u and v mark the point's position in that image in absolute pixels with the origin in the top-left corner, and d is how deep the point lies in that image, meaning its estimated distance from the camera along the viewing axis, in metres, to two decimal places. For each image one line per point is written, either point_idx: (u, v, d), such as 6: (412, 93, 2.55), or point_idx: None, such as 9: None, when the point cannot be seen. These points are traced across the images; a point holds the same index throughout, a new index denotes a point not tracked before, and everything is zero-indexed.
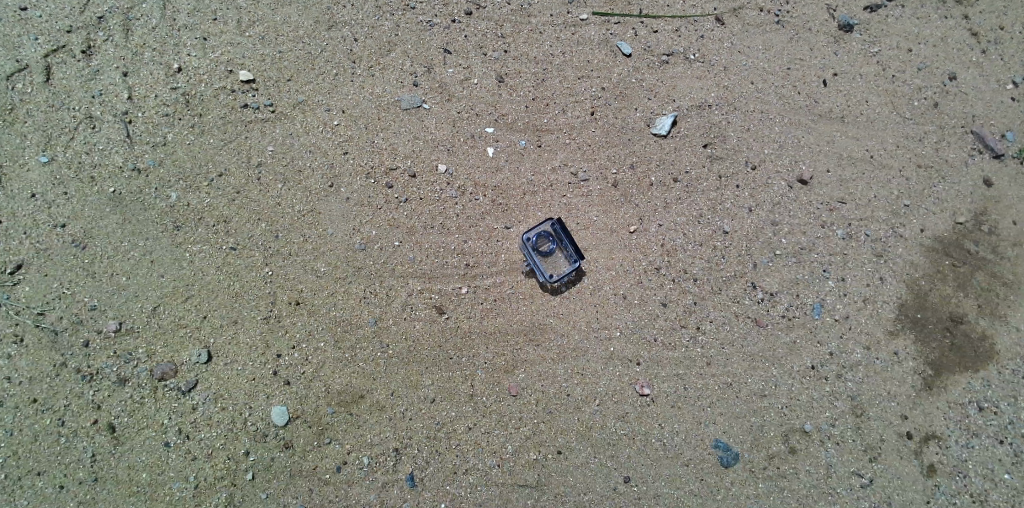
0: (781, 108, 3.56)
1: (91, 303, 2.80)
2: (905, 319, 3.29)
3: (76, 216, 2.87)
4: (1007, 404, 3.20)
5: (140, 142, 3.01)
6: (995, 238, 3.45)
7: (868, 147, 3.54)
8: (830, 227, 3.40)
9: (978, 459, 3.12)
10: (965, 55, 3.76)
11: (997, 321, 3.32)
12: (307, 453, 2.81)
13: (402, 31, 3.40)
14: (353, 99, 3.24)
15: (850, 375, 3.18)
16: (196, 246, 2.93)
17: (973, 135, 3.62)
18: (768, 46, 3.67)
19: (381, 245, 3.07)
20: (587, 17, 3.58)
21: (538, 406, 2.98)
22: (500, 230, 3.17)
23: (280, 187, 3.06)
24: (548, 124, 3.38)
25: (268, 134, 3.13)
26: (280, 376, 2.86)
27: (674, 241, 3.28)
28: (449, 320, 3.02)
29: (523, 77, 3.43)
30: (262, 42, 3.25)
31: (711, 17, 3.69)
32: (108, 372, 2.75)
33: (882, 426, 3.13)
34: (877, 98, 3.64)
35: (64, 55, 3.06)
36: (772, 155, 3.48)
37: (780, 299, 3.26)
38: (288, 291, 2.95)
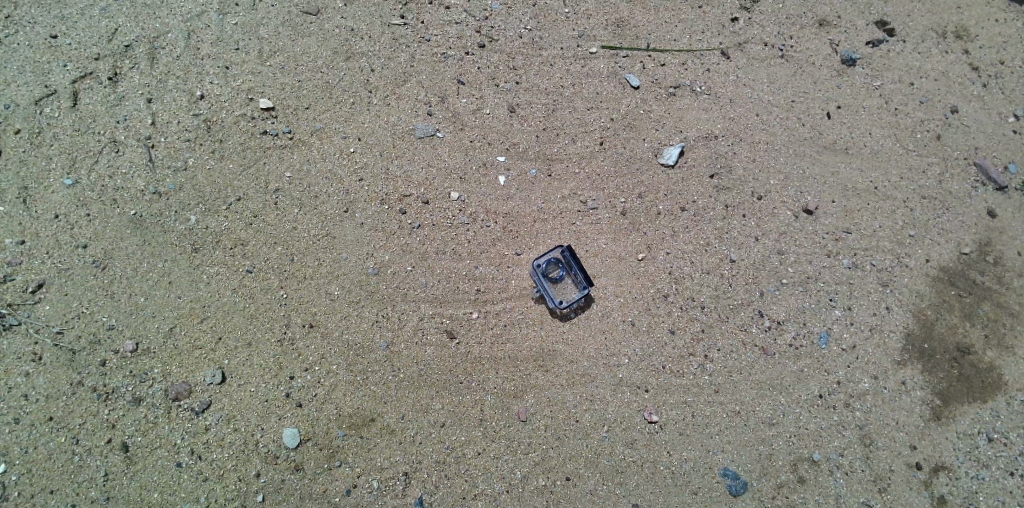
0: (786, 140, 3.64)
1: (109, 323, 2.83)
2: (912, 349, 3.31)
3: (98, 237, 2.93)
4: (1016, 436, 3.20)
5: (162, 167, 3.09)
6: (1000, 268, 3.51)
7: (872, 179, 3.61)
8: (836, 257, 3.44)
9: (988, 491, 3.11)
10: (966, 89, 3.89)
11: (1004, 351, 3.34)
12: (317, 475, 2.80)
13: (417, 62, 3.50)
14: (368, 127, 3.33)
15: (858, 404, 3.20)
16: (214, 268, 2.99)
17: (976, 167, 3.71)
18: (773, 79, 3.77)
19: (394, 270, 3.12)
20: (596, 50, 3.70)
21: (547, 431, 2.98)
22: (511, 256, 3.22)
23: (296, 212, 3.13)
24: (559, 153, 3.45)
25: (285, 160, 3.21)
26: (293, 398, 2.88)
27: (682, 269, 3.33)
28: (460, 345, 3.05)
29: (534, 107, 3.52)
30: (282, 71, 3.35)
31: (717, 51, 3.80)
32: (124, 391, 2.77)
33: (891, 456, 3.13)
34: (881, 131, 3.73)
35: (91, 81, 3.15)
36: (778, 185, 3.54)
37: (788, 328, 3.29)
38: (302, 313, 2.99)
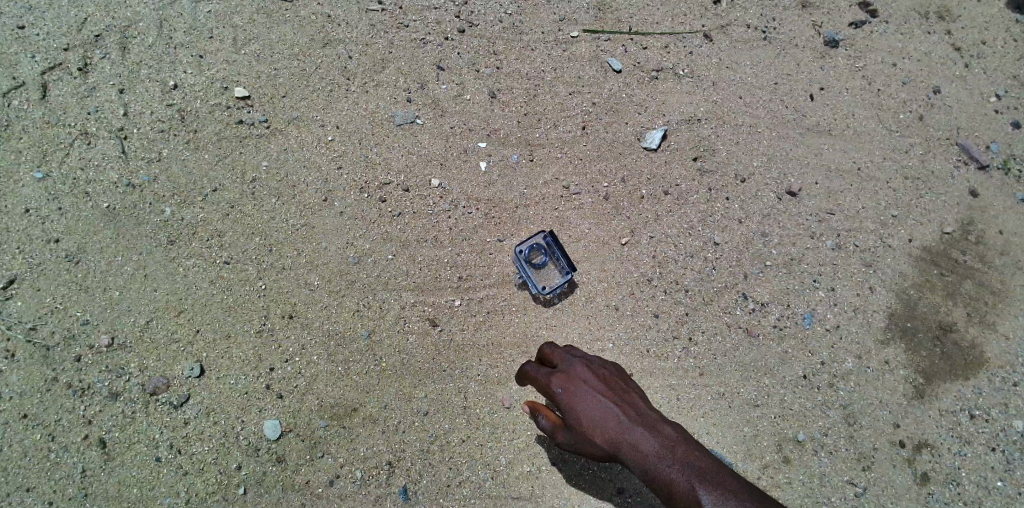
0: (769, 122, 3.64)
1: (84, 318, 2.76)
2: (895, 328, 3.33)
3: (70, 231, 2.86)
4: (998, 412, 3.24)
5: (136, 158, 3.02)
6: (982, 247, 3.54)
7: (854, 160, 3.62)
8: (819, 238, 3.45)
9: (971, 467, 3.14)
10: (948, 69, 3.90)
11: (986, 329, 3.37)
12: (300, 466, 2.76)
13: (396, 48, 3.45)
14: (347, 115, 3.28)
15: (842, 384, 3.21)
16: (191, 260, 2.92)
17: (959, 147, 3.73)
18: (756, 61, 3.76)
19: (374, 259, 3.07)
20: (577, 34, 3.66)
21: (531, 418, 2.96)
22: (493, 243, 3.20)
23: (274, 202, 3.07)
24: (540, 138, 3.43)
25: (263, 149, 3.15)
26: (273, 390, 2.82)
27: (665, 253, 3.32)
28: (443, 333, 3.02)
29: (515, 92, 3.48)
30: (258, 59, 3.29)
31: (700, 33, 3.78)
32: (100, 387, 2.70)
33: (874, 435, 3.15)
34: (863, 112, 3.74)
35: (61, 72, 3.08)
36: (760, 168, 3.54)
37: (771, 309, 3.29)
38: (281, 304, 2.93)
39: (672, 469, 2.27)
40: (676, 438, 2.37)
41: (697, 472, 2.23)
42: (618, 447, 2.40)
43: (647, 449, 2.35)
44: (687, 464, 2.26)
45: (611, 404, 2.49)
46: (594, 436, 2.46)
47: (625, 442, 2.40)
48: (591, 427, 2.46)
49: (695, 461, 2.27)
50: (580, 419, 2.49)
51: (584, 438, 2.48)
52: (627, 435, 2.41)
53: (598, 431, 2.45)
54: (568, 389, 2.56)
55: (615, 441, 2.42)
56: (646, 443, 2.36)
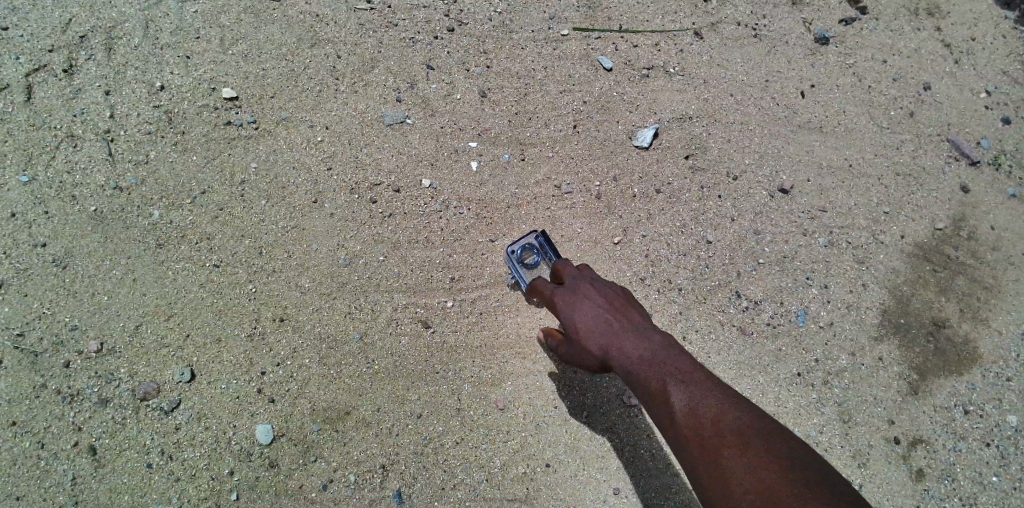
0: (761, 120, 3.64)
1: (72, 323, 2.71)
2: (889, 324, 3.33)
3: (57, 235, 2.81)
4: (991, 407, 3.25)
5: (123, 161, 2.98)
6: (973, 243, 3.55)
7: (846, 157, 3.63)
8: (812, 235, 3.46)
9: (965, 462, 3.14)
10: (938, 65, 3.91)
11: (979, 324, 3.39)
12: (293, 472, 2.72)
13: (385, 48, 3.42)
14: (336, 116, 3.26)
15: (836, 381, 3.21)
16: (180, 264, 2.89)
17: (950, 143, 3.74)
18: (746, 59, 3.76)
19: (366, 261, 3.05)
20: (568, 32, 3.64)
21: (526, 419, 2.94)
22: (485, 243, 3.18)
23: (264, 204, 3.04)
24: (531, 138, 3.41)
25: (251, 151, 3.12)
26: (264, 395, 2.79)
27: (658, 251, 3.32)
28: (435, 335, 2.99)
29: (506, 91, 3.46)
30: (246, 60, 3.26)
31: (690, 31, 3.77)
32: (89, 393, 2.66)
33: (869, 431, 3.15)
34: (854, 109, 3.75)
35: (45, 74, 3.03)
36: (752, 166, 3.54)
37: (765, 307, 3.29)
38: (272, 307, 2.90)
39: (650, 371, 2.22)
40: (663, 342, 2.30)
41: (676, 377, 2.17)
42: (605, 351, 2.37)
43: (631, 353, 2.30)
44: (669, 369, 2.20)
45: (605, 311, 2.45)
46: (585, 340, 2.43)
47: (611, 347, 2.36)
48: (583, 332, 2.44)
49: (676, 366, 2.20)
50: (574, 324, 2.47)
51: (576, 343, 2.46)
52: (614, 340, 2.36)
53: (589, 336, 2.42)
54: (568, 298, 2.54)
55: (602, 346, 2.38)
56: (631, 347, 2.31)
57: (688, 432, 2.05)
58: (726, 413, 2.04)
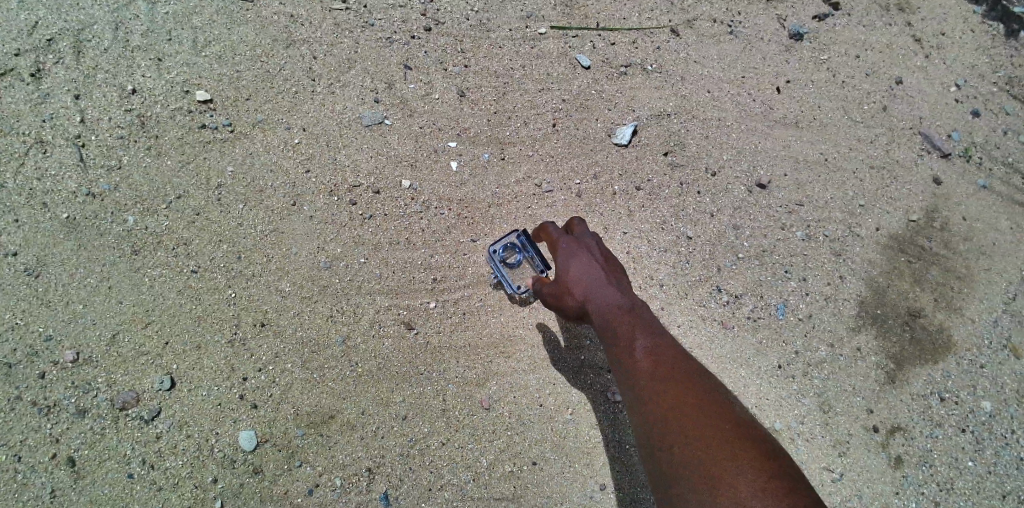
0: (737, 115, 3.68)
1: (46, 333, 2.66)
2: (866, 316, 3.39)
3: (28, 244, 2.76)
4: (967, 394, 3.32)
5: (95, 166, 2.93)
6: (946, 233, 3.62)
7: (821, 151, 3.69)
8: (790, 229, 3.50)
9: (943, 449, 3.21)
10: (909, 60, 3.98)
11: (953, 313, 3.45)
12: (277, 477, 2.69)
13: (362, 48, 3.40)
14: (314, 118, 3.23)
15: (816, 372, 3.26)
16: (157, 270, 2.84)
17: (922, 136, 3.81)
18: (722, 55, 3.80)
19: (347, 263, 3.03)
20: (545, 30, 3.65)
21: (511, 418, 2.93)
22: (466, 244, 3.17)
23: (242, 207, 3.01)
24: (511, 137, 3.41)
25: (227, 155, 3.08)
26: (247, 400, 2.75)
27: (639, 248, 3.34)
28: (418, 336, 2.98)
29: (485, 91, 3.46)
30: (220, 62, 3.21)
31: (667, 28, 3.79)
32: (66, 404, 2.61)
33: (849, 421, 3.20)
34: (828, 104, 3.80)
35: (12, 79, 2.97)
36: (730, 161, 3.58)
37: (745, 301, 3.33)
38: (252, 312, 2.87)
39: (624, 321, 2.25)
40: (639, 303, 2.32)
41: (641, 332, 2.22)
42: (588, 300, 2.34)
43: (611, 306, 2.29)
44: (643, 325, 2.24)
45: (597, 263, 2.41)
46: (570, 287, 2.38)
47: (595, 298, 2.33)
48: (569, 278, 2.39)
49: (644, 323, 2.25)
50: (565, 270, 2.42)
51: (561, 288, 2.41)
52: (598, 292, 2.34)
53: (575, 284, 2.38)
54: (570, 246, 2.49)
55: (587, 295, 2.35)
56: (612, 301, 2.30)
57: (640, 379, 2.12)
58: (678, 370, 2.11)
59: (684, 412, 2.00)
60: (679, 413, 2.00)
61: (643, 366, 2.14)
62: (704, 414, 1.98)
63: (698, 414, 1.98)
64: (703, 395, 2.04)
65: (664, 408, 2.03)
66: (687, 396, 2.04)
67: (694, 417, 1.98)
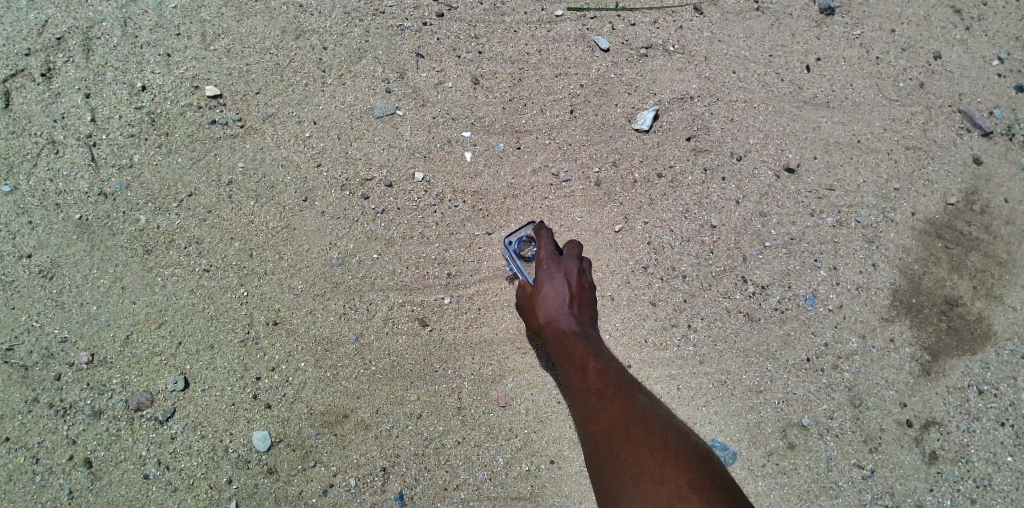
0: (765, 97, 3.52)
1: (62, 335, 2.67)
2: (900, 306, 3.25)
3: (43, 245, 2.76)
4: (1007, 386, 3.17)
5: (106, 166, 2.91)
6: (987, 217, 3.43)
7: (854, 132, 3.52)
8: (820, 216, 3.36)
9: (980, 444, 3.08)
10: (949, 33, 3.76)
11: (994, 301, 3.29)
12: (292, 477, 2.68)
13: (372, 36, 3.30)
14: (324, 110, 3.16)
15: (846, 365, 3.14)
16: (169, 270, 2.82)
17: (961, 114, 3.61)
18: (749, 33, 3.62)
19: (359, 259, 2.97)
20: (562, 12, 3.51)
21: (528, 415, 2.86)
22: (482, 237, 3.10)
23: (253, 204, 2.97)
24: (527, 125, 3.31)
25: (238, 150, 3.03)
26: (261, 400, 2.73)
27: (661, 238, 3.23)
28: (433, 332, 2.92)
29: (499, 78, 3.35)
30: (228, 55, 3.15)
31: (690, 6, 3.62)
32: (83, 405, 2.62)
33: (882, 416, 3.09)
34: (862, 82, 3.62)
35: (23, 79, 2.96)
36: (757, 145, 3.43)
37: (772, 292, 3.21)
38: (265, 311, 2.84)
39: (580, 348, 2.53)
40: (593, 336, 2.62)
41: (594, 358, 2.50)
42: (550, 322, 2.64)
43: (569, 333, 2.59)
44: (596, 354, 2.52)
45: (566, 289, 2.68)
46: (537, 310, 2.70)
47: (555, 322, 2.63)
48: (537, 299, 2.71)
49: (596, 353, 2.53)
50: (536, 294, 2.72)
51: (529, 308, 2.74)
52: (559, 318, 2.63)
53: (541, 307, 2.68)
54: (550, 266, 2.75)
55: (550, 317, 2.65)
56: (570, 328, 2.60)
57: (590, 397, 2.37)
58: (625, 392, 2.38)
59: (629, 424, 2.23)
60: (625, 424, 2.23)
61: (594, 387, 2.40)
62: (646, 425, 2.22)
63: (641, 424, 2.22)
64: (645, 411, 2.29)
65: (611, 422, 2.26)
66: (632, 411, 2.29)
67: (635, 427, 2.22)
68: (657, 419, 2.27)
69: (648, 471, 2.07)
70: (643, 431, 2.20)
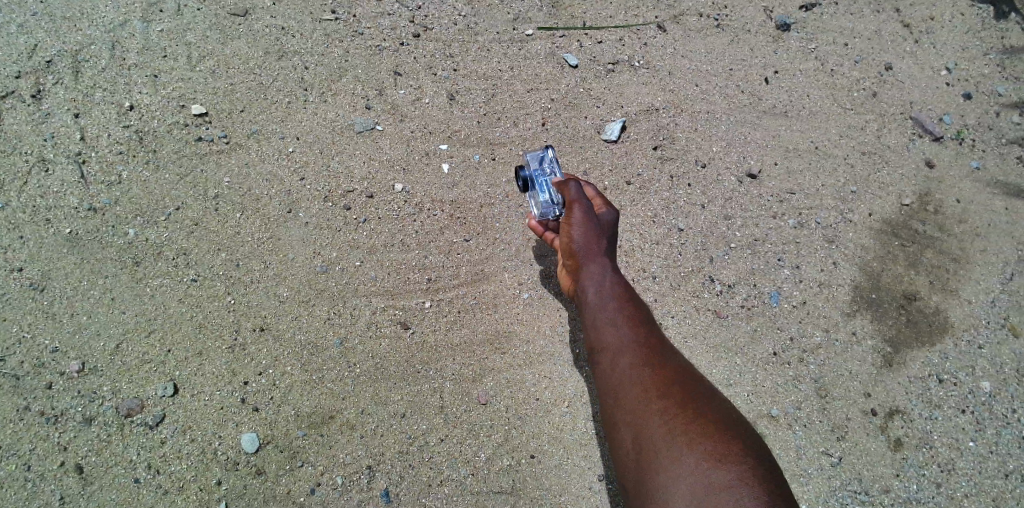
0: (726, 107, 3.72)
1: (52, 346, 2.73)
2: (861, 301, 3.42)
3: (33, 259, 2.84)
4: (965, 375, 3.33)
5: (96, 182, 3.01)
6: (940, 216, 3.64)
7: (811, 139, 3.72)
8: (782, 218, 3.54)
9: (943, 430, 3.22)
10: (899, 46, 4.07)
11: (948, 295, 3.47)
12: (280, 478, 2.73)
13: (352, 57, 3.48)
14: (307, 126, 3.30)
15: (811, 358, 3.29)
16: (158, 280, 2.92)
17: (913, 121, 3.86)
18: (709, 49, 3.86)
19: (342, 267, 3.09)
20: (532, 32, 3.72)
21: (508, 412, 2.97)
22: (460, 243, 3.23)
23: (239, 216, 3.08)
24: (501, 137, 3.47)
25: (224, 166, 3.15)
26: (248, 403, 2.81)
27: (631, 242, 3.38)
28: (415, 335, 3.03)
29: (474, 93, 3.53)
30: (214, 76, 3.30)
31: (653, 25, 3.87)
32: (74, 412, 2.67)
33: (847, 405, 3.22)
34: (818, 92, 3.85)
35: (14, 100, 3.06)
36: (720, 153, 3.62)
37: (738, 290, 3.37)
38: (252, 317, 2.94)
39: (634, 309, 2.51)
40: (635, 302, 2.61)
41: (643, 320, 2.48)
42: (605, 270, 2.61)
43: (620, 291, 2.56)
44: (647, 319, 2.50)
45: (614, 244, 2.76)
46: (598, 241, 2.66)
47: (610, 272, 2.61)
48: (598, 231, 2.68)
49: (643, 314, 2.52)
50: (600, 226, 2.70)
51: (586, 232, 2.66)
52: (611, 263, 2.65)
53: (602, 242, 2.67)
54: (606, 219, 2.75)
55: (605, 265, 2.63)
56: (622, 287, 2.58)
57: (646, 358, 2.34)
58: (679, 364, 2.37)
59: (684, 396, 2.22)
60: (686, 395, 2.22)
61: (646, 347, 2.37)
62: (708, 402, 2.22)
63: (702, 400, 2.22)
64: (704, 390, 2.27)
65: (665, 385, 2.25)
66: (686, 383, 2.28)
67: (695, 401, 2.21)
68: (710, 396, 2.26)
69: (712, 445, 2.06)
70: (701, 406, 2.19)
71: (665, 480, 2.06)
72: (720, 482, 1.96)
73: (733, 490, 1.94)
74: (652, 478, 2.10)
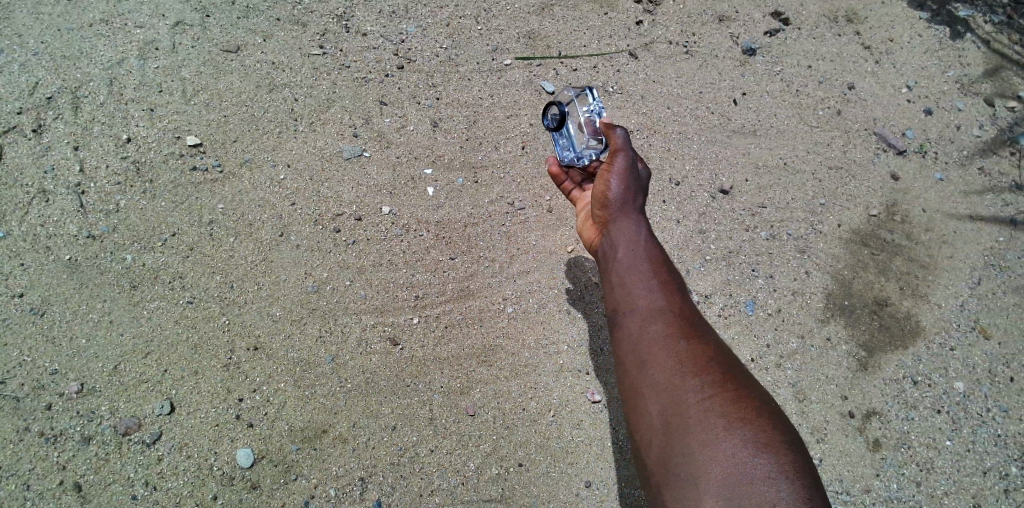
0: (697, 127, 3.91)
1: (52, 368, 2.82)
2: (833, 307, 3.55)
3: (34, 285, 2.95)
4: (938, 376, 3.44)
5: (95, 211, 3.14)
6: (907, 226, 3.80)
7: (779, 156, 3.91)
8: (754, 230, 3.69)
9: (919, 429, 3.31)
10: (860, 67, 4.30)
11: (918, 300, 3.62)
12: (274, 492, 2.80)
13: (340, 88, 3.66)
14: (297, 154, 3.45)
15: (788, 363, 3.39)
16: (154, 303, 3.02)
17: (877, 136, 4.05)
18: (680, 73, 4.08)
19: (333, 286, 3.21)
20: (510, 61, 3.92)
21: (496, 422, 3.06)
22: (446, 262, 3.36)
23: (233, 241, 3.20)
24: (483, 161, 3.63)
25: (218, 193, 3.29)
26: (243, 419, 2.89)
27: None
28: (404, 351, 3.13)
29: (456, 120, 3.70)
30: (207, 108, 3.46)
31: (625, 52, 4.09)
32: (72, 432, 2.74)
33: (825, 408, 3.30)
34: (785, 112, 4.05)
35: (16, 135, 3.20)
36: (693, 171, 3.79)
37: (715, 300, 3.49)
38: (246, 337, 3.04)
39: (669, 279, 2.50)
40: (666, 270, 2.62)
41: (678, 294, 2.46)
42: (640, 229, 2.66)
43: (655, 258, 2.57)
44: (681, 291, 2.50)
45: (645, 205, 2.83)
46: (634, 197, 2.75)
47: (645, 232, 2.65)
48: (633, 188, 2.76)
49: (677, 285, 2.51)
50: (637, 183, 2.78)
51: (623, 186, 2.74)
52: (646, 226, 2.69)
53: (636, 201, 2.74)
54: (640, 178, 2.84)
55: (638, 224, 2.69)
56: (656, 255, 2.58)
57: (682, 330, 2.34)
58: (714, 340, 2.36)
59: (722, 376, 2.20)
60: (723, 374, 2.22)
61: (681, 318, 2.37)
62: (745, 384, 2.21)
63: (739, 381, 2.22)
64: (739, 370, 2.27)
65: (702, 361, 2.24)
66: (722, 361, 2.27)
67: (732, 381, 2.21)
68: (745, 377, 2.26)
69: (751, 432, 2.06)
70: (740, 388, 2.18)
71: (698, 461, 2.06)
72: (756, 475, 1.97)
73: (769, 482, 1.96)
74: (680, 457, 2.11)
